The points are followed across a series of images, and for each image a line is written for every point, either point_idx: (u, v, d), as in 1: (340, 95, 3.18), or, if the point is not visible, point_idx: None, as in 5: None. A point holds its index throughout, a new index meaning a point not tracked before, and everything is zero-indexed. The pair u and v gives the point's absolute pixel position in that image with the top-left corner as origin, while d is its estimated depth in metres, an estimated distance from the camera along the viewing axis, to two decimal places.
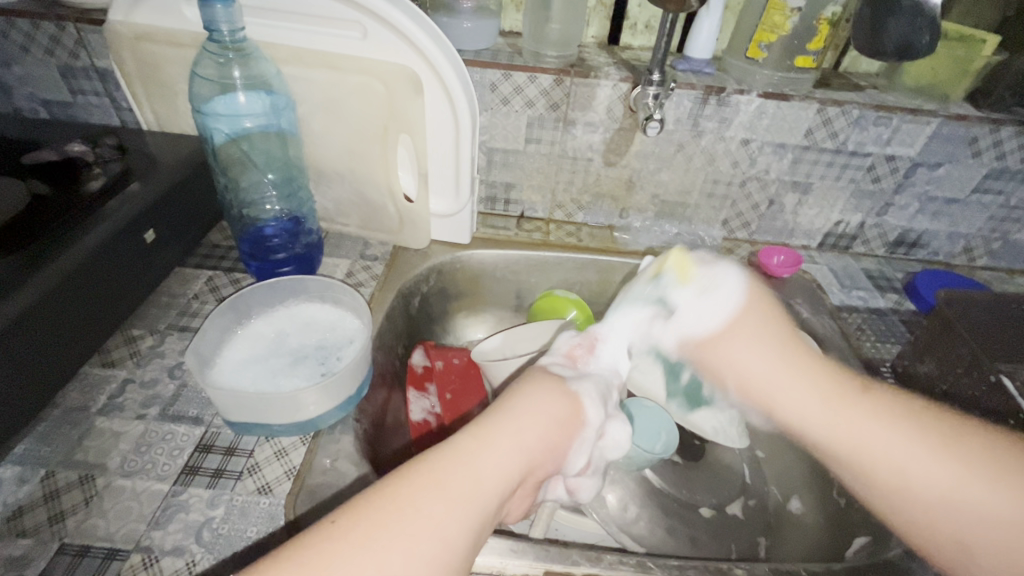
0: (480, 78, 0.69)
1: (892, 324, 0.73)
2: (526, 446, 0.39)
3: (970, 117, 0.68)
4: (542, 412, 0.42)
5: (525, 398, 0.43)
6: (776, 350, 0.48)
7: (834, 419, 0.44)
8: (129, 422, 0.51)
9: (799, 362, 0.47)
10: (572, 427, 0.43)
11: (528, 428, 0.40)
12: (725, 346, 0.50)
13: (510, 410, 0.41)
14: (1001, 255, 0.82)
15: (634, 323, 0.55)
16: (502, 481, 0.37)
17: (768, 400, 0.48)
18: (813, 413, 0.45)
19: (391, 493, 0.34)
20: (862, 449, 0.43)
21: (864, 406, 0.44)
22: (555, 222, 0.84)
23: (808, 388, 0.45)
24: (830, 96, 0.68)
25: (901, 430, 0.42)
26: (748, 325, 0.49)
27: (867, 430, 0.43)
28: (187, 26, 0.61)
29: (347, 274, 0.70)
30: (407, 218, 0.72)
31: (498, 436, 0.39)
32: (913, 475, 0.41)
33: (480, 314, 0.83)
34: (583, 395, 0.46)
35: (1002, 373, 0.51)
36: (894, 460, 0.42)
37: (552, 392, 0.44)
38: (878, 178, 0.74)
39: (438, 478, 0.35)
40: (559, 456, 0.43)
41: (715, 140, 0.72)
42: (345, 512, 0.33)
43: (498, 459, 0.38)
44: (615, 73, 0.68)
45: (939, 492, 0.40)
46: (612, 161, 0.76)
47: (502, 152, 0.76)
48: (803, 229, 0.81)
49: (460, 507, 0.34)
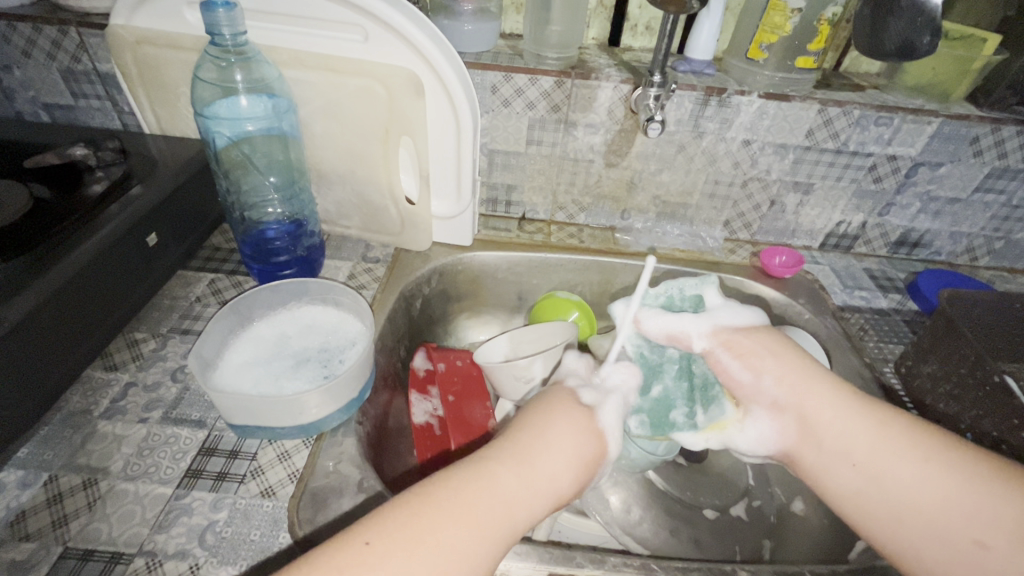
0: (480, 80, 0.69)
1: (894, 324, 0.73)
2: (561, 484, 0.40)
3: (971, 117, 0.68)
4: (577, 449, 0.42)
5: (560, 433, 0.42)
6: (811, 368, 0.51)
7: (867, 432, 0.45)
8: (132, 425, 0.51)
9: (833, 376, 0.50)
10: (598, 465, 0.43)
11: (563, 468, 0.40)
12: (758, 351, 0.53)
13: (546, 444, 0.41)
14: (1004, 255, 0.81)
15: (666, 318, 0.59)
16: (532, 515, 0.38)
17: (799, 410, 0.49)
18: (841, 420, 0.47)
19: (428, 522, 0.34)
20: (879, 471, 0.44)
21: (889, 418, 0.46)
22: (556, 224, 0.84)
23: (840, 399, 0.48)
24: (831, 97, 0.68)
25: (907, 442, 0.44)
26: (766, 342, 0.54)
27: (878, 440, 0.45)
28: (189, 30, 0.61)
29: (349, 276, 0.70)
30: (408, 220, 0.72)
31: (537, 473, 0.39)
32: (911, 485, 0.42)
33: (481, 316, 0.83)
34: (609, 426, 0.46)
35: (1006, 373, 0.51)
36: (896, 468, 0.43)
37: (588, 428, 0.44)
38: (879, 178, 0.74)
39: (475, 508, 0.36)
40: (580, 491, 0.43)
41: (716, 140, 0.72)
42: (379, 534, 0.33)
43: (532, 497, 0.38)
44: (616, 74, 0.68)
45: (931, 500, 0.41)
46: (613, 162, 0.76)
47: (503, 154, 0.77)
48: (805, 229, 0.81)
49: (492, 539, 0.35)
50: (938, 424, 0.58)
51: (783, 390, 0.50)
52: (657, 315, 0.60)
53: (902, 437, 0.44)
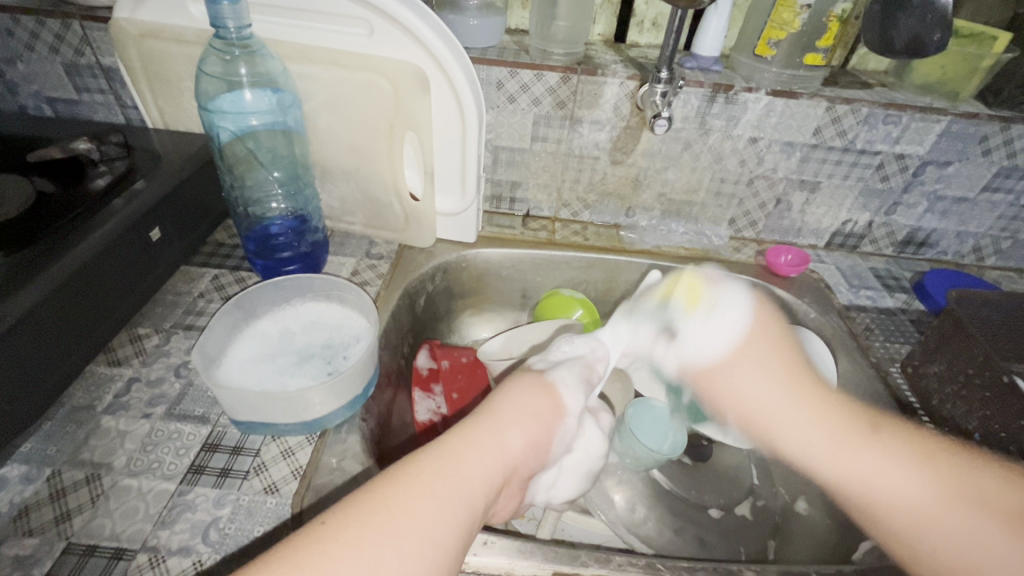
0: (486, 75, 0.69)
1: (900, 323, 0.72)
2: (510, 443, 0.40)
3: (980, 115, 0.67)
4: (521, 408, 0.43)
5: (503, 401, 0.43)
6: (767, 356, 0.52)
7: (825, 435, 0.47)
8: (136, 421, 0.51)
9: (789, 376, 0.51)
10: (550, 423, 0.43)
11: (511, 427, 0.41)
12: (726, 378, 0.54)
13: (488, 415, 0.41)
14: (1011, 255, 0.81)
15: (641, 338, 0.58)
16: (488, 480, 0.37)
17: (771, 435, 0.50)
18: (810, 430, 0.48)
19: (381, 492, 0.34)
20: (861, 488, 0.45)
21: (867, 425, 0.47)
22: (560, 221, 0.83)
23: (798, 402, 0.49)
24: (839, 94, 0.68)
25: (892, 454, 0.45)
26: (744, 340, 0.54)
27: (863, 446, 0.46)
28: (193, 23, 0.61)
29: (353, 272, 0.69)
30: (412, 216, 0.71)
31: (481, 436, 0.39)
32: (898, 483, 0.44)
33: (484, 313, 0.82)
34: (558, 386, 0.46)
35: (1015, 374, 0.51)
36: (886, 480, 0.44)
37: (532, 388, 0.45)
38: (887, 177, 0.73)
39: (428, 477, 0.36)
40: (541, 452, 0.42)
41: (722, 138, 0.72)
42: (335, 514, 0.33)
43: (486, 460, 0.38)
44: (622, 70, 0.68)
45: (916, 509, 0.43)
46: (618, 159, 0.75)
47: (508, 150, 0.76)
48: (811, 228, 0.81)
49: (450, 507, 0.35)
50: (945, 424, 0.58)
51: (750, 406, 0.51)
52: (643, 328, 0.58)
53: (881, 440, 0.46)
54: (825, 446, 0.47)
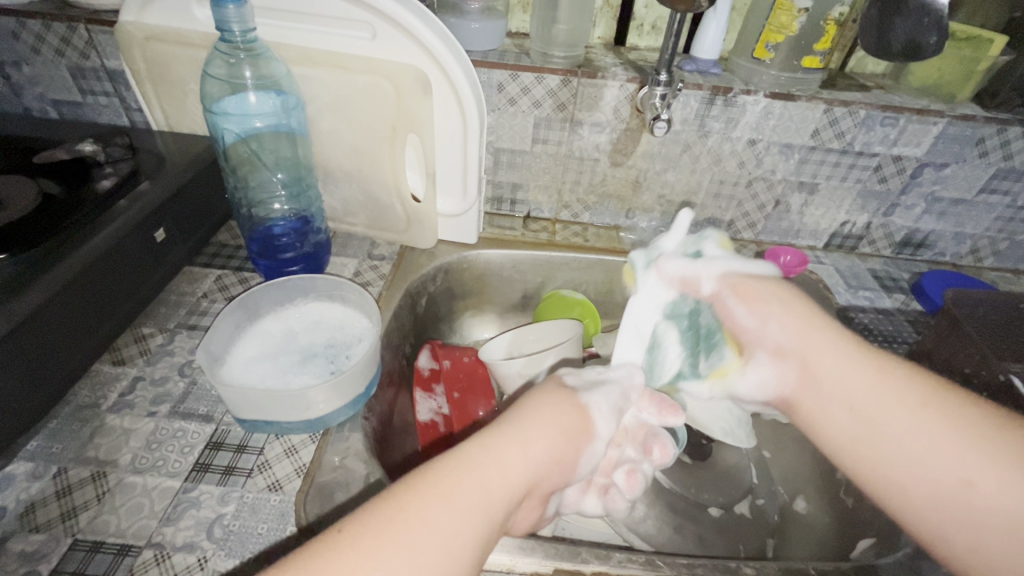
0: (487, 78, 0.69)
1: (898, 324, 0.73)
2: (535, 458, 0.41)
3: (977, 118, 0.68)
4: (554, 425, 0.44)
5: (533, 413, 0.44)
6: (796, 307, 0.50)
7: (865, 381, 0.44)
8: (140, 419, 0.51)
9: (827, 328, 0.48)
10: (580, 438, 0.45)
11: (537, 441, 0.41)
12: (758, 316, 0.51)
13: (516, 424, 0.42)
14: (1008, 256, 0.81)
15: (673, 264, 0.59)
16: (508, 495, 0.38)
17: (803, 359, 0.48)
18: (841, 365, 0.46)
19: (398, 501, 0.34)
20: (870, 412, 0.43)
21: (916, 386, 0.43)
22: (560, 222, 0.84)
23: (845, 352, 0.46)
24: (837, 97, 0.68)
25: (906, 393, 0.43)
26: (772, 290, 0.52)
27: (892, 404, 0.43)
28: (198, 27, 0.61)
29: (355, 273, 0.70)
30: (414, 218, 0.72)
31: (506, 448, 0.40)
32: (921, 441, 0.41)
33: (485, 314, 0.83)
34: (592, 406, 0.47)
35: (1012, 373, 0.51)
36: (895, 415, 0.42)
37: (563, 404, 0.46)
38: (884, 178, 0.74)
39: (446, 488, 0.36)
40: (568, 468, 0.44)
41: (721, 140, 0.72)
42: (352, 522, 0.33)
43: (506, 473, 0.39)
44: (622, 73, 0.68)
45: (934, 446, 0.40)
46: (618, 161, 0.76)
47: (508, 152, 0.77)
48: (809, 229, 0.81)
49: (466, 519, 0.35)
50: None
51: (787, 334, 0.49)
52: (672, 261, 0.59)
53: (915, 401, 0.42)
54: (855, 394, 0.44)
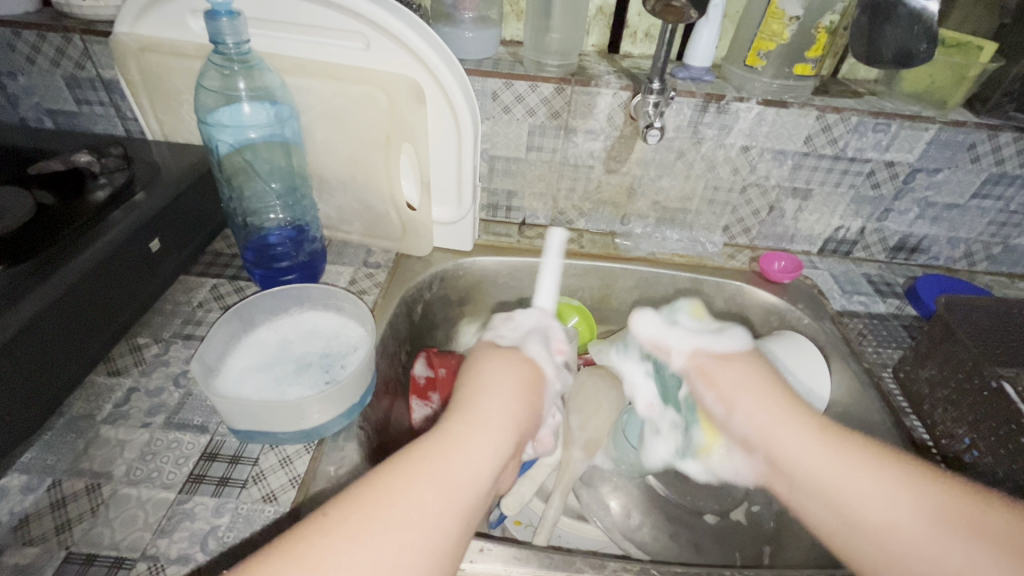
0: (481, 87, 0.70)
1: (893, 328, 0.73)
2: (511, 415, 0.42)
3: (968, 123, 0.68)
4: (512, 382, 0.45)
5: (493, 375, 0.45)
6: (766, 387, 0.50)
7: (840, 471, 0.44)
8: (135, 430, 0.51)
9: (799, 412, 0.48)
10: (538, 388, 0.47)
11: (502, 399, 0.43)
12: (739, 402, 0.50)
13: (478, 388, 0.43)
14: (1002, 260, 0.82)
15: (644, 328, 0.60)
16: (492, 460, 0.39)
17: (768, 447, 0.48)
18: (812, 458, 0.45)
19: (381, 481, 0.35)
20: (848, 508, 0.43)
21: (893, 471, 0.42)
22: (556, 229, 0.84)
23: (808, 437, 0.46)
24: (829, 104, 0.69)
25: (879, 471, 0.43)
26: (743, 375, 0.51)
27: (871, 493, 0.42)
28: (193, 38, 0.62)
29: (351, 281, 0.70)
30: (409, 225, 0.72)
31: (482, 415, 0.41)
32: (905, 531, 0.40)
33: (482, 321, 0.83)
34: (536, 358, 0.49)
35: (1004, 378, 0.52)
36: (872, 508, 0.41)
37: (511, 362, 0.47)
38: (878, 184, 0.74)
39: (431, 464, 0.37)
40: (536, 419, 0.46)
41: (715, 146, 0.73)
42: (336, 505, 0.34)
43: (485, 440, 0.40)
44: (615, 81, 0.69)
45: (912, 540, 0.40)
46: (612, 168, 0.76)
47: (503, 160, 0.77)
48: (804, 234, 0.81)
49: (453, 492, 0.36)
50: (937, 430, 0.59)
51: (752, 427, 0.49)
52: (643, 322, 0.61)
53: (890, 492, 0.41)
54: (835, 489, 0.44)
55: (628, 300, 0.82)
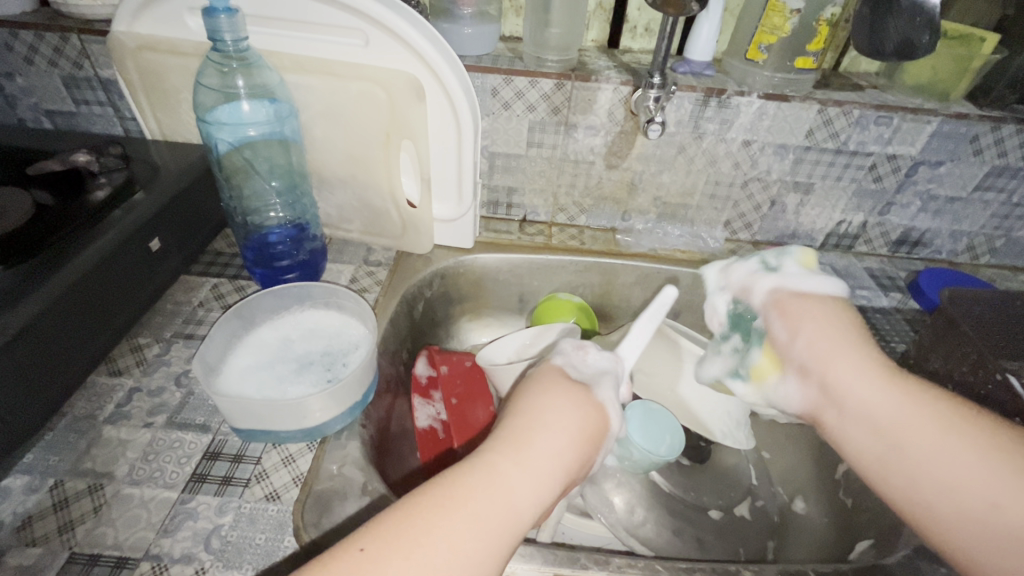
0: (481, 83, 0.69)
1: (895, 322, 0.72)
2: (566, 462, 0.40)
3: (970, 116, 0.68)
4: (577, 426, 0.43)
5: (556, 414, 0.43)
6: (850, 337, 0.49)
7: (891, 404, 0.44)
8: (137, 430, 0.51)
9: (861, 346, 0.48)
10: (600, 438, 0.44)
11: (558, 440, 0.41)
12: (798, 329, 0.51)
13: (541, 424, 0.41)
14: (1004, 253, 0.82)
15: (743, 272, 0.59)
16: (537, 504, 0.38)
17: (824, 373, 0.48)
18: (867, 392, 0.45)
19: (422, 521, 0.35)
20: (896, 455, 0.44)
21: (951, 409, 0.42)
22: (556, 225, 0.84)
23: (864, 369, 0.46)
24: (830, 97, 0.68)
25: (933, 416, 0.43)
26: (823, 309, 0.51)
27: (921, 426, 0.42)
28: (191, 36, 0.61)
29: (351, 279, 0.70)
30: (409, 223, 0.72)
31: (534, 456, 0.39)
32: (957, 467, 0.40)
33: (483, 318, 0.83)
34: (607, 407, 0.46)
35: (1009, 371, 0.51)
36: (917, 438, 0.42)
37: (580, 402, 0.45)
38: (880, 177, 0.74)
39: (472, 506, 0.36)
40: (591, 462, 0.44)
41: (716, 141, 0.72)
42: (374, 540, 0.34)
43: (534, 484, 0.38)
44: (616, 76, 0.68)
45: (964, 469, 0.40)
46: (613, 164, 0.76)
47: (503, 156, 0.77)
48: (805, 229, 0.81)
49: (494, 539, 0.35)
50: None
51: (810, 354, 0.49)
52: (739, 269, 0.59)
53: (931, 424, 0.42)
54: (880, 416, 0.44)
55: (630, 297, 0.82)
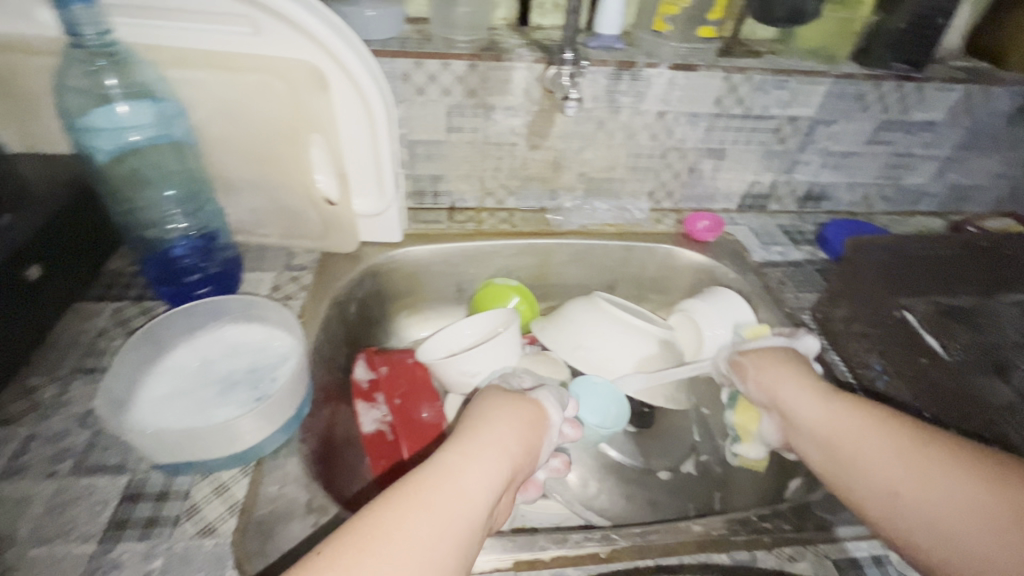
0: (390, 69, 0.66)
1: (808, 274, 0.78)
2: (511, 451, 0.43)
3: (856, 75, 0.73)
4: (517, 419, 0.47)
5: (497, 413, 0.47)
6: (792, 364, 0.58)
7: (824, 415, 0.52)
8: (38, 482, 0.46)
9: (801, 372, 0.57)
10: (539, 428, 0.48)
11: (505, 435, 0.44)
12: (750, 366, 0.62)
13: (486, 424, 0.45)
14: (893, 200, 0.90)
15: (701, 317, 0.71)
16: (487, 492, 0.39)
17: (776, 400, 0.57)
18: (808, 406, 0.53)
19: (376, 518, 0.35)
20: (835, 443, 0.50)
21: (874, 415, 0.49)
22: (486, 211, 0.83)
23: (805, 385, 0.55)
24: (733, 64, 0.71)
25: (861, 411, 0.50)
26: (771, 348, 0.62)
27: (856, 432, 0.49)
28: (45, 31, 0.53)
29: (274, 288, 0.66)
30: (331, 222, 0.68)
31: (481, 448, 0.42)
32: (881, 463, 0.46)
33: (421, 313, 0.81)
34: (543, 402, 0.51)
35: (905, 309, 0.61)
36: (849, 443, 0.49)
37: (516, 401, 0.50)
38: (784, 138, 0.79)
39: (425, 497, 0.36)
40: (535, 458, 0.47)
41: (632, 114, 0.73)
42: (330, 543, 0.33)
43: (481, 469, 0.40)
44: (529, 54, 0.68)
45: (884, 471, 0.45)
46: (535, 143, 0.76)
47: (424, 144, 0.74)
48: (723, 193, 0.85)
49: (449, 527, 0.35)
50: (854, 360, 0.64)
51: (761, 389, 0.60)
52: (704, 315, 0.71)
53: (862, 429, 0.49)
54: (819, 430, 0.52)
55: (565, 275, 0.83)
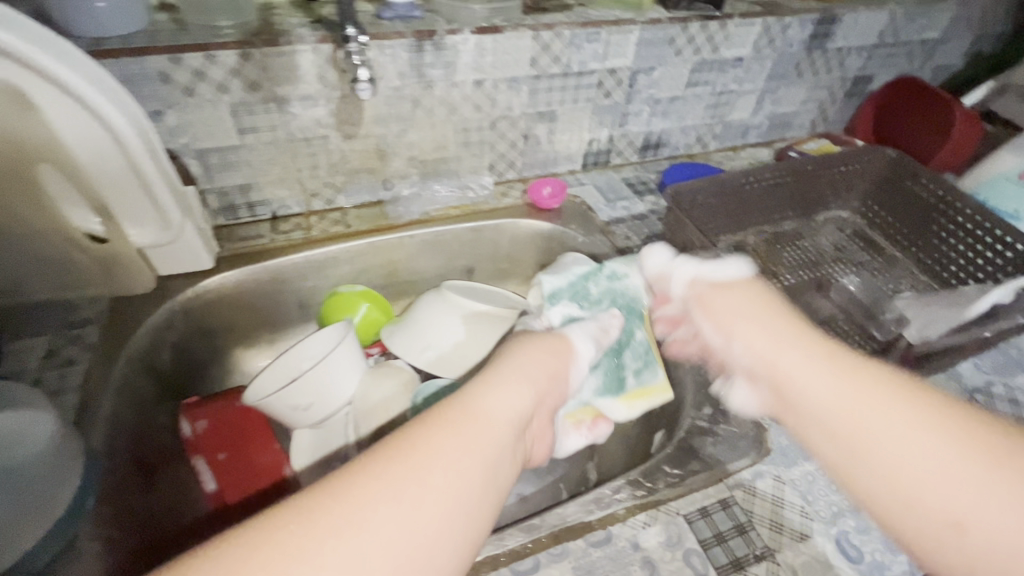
0: (140, 70, 0.55)
1: (652, 224, 0.79)
2: (538, 384, 0.47)
3: (662, 20, 0.73)
4: (543, 355, 0.50)
5: (525, 350, 0.50)
6: (780, 322, 0.48)
7: (842, 394, 0.41)
8: None
9: (801, 333, 0.47)
10: (563, 355, 0.52)
11: (534, 367, 0.48)
12: (718, 311, 0.52)
13: (521, 364, 0.47)
14: (724, 137, 0.93)
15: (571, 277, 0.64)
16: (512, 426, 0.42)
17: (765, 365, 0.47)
18: (817, 382, 0.42)
19: (416, 449, 0.36)
20: (856, 433, 0.39)
21: (913, 395, 0.39)
22: (316, 214, 0.74)
23: (808, 351, 0.45)
24: (540, 21, 0.68)
25: (898, 392, 0.39)
26: (743, 293, 0.52)
27: (894, 430, 0.38)
28: None
29: (48, 355, 0.55)
30: (109, 261, 0.58)
31: (509, 383, 0.45)
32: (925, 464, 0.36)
33: (263, 339, 0.73)
34: (569, 334, 0.55)
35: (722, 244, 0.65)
36: (878, 430, 0.38)
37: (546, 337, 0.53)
38: (609, 92, 0.77)
39: (462, 431, 0.38)
40: (562, 384, 0.51)
41: (447, 87, 0.68)
42: (369, 462, 0.35)
43: (513, 402, 0.43)
44: (310, 34, 0.59)
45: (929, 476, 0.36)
46: (349, 133, 0.68)
47: (216, 152, 0.64)
48: (564, 155, 0.83)
49: (473, 473, 0.36)
50: None
51: (746, 343, 0.49)
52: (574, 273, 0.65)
53: (908, 426, 0.37)
54: (829, 410, 0.41)
55: (418, 268, 0.77)
